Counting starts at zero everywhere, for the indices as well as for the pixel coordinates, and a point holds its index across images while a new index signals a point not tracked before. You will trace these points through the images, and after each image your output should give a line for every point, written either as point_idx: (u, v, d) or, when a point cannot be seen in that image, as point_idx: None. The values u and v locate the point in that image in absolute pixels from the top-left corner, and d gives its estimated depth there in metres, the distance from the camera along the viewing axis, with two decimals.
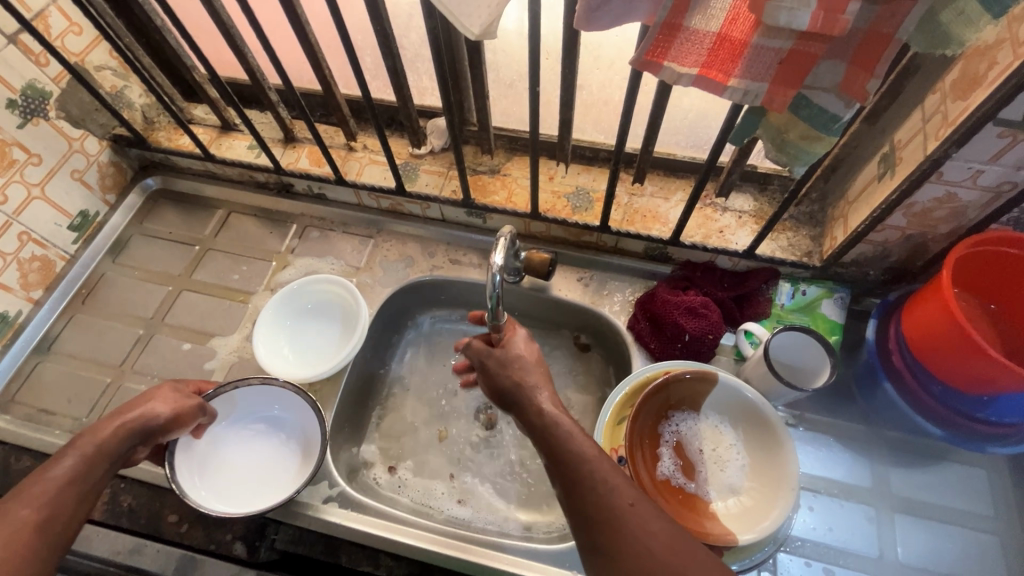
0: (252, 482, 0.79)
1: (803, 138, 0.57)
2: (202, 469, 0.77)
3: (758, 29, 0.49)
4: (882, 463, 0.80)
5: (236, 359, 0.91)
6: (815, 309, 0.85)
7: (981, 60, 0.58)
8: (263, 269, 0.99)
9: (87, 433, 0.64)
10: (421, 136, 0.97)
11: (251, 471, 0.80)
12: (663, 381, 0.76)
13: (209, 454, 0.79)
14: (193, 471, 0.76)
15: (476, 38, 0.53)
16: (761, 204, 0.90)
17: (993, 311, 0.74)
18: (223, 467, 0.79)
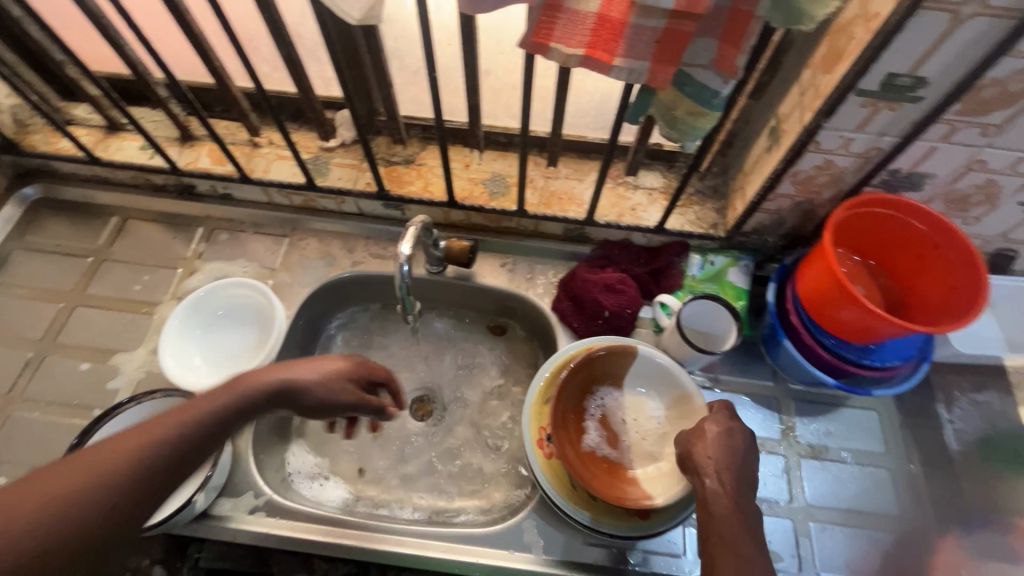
0: None
1: (689, 113, 0.60)
2: None
3: (634, 9, 0.50)
4: (788, 415, 0.86)
5: (144, 375, 0.85)
6: (723, 277, 0.90)
7: (841, 36, 0.63)
8: (168, 276, 0.93)
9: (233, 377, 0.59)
10: (330, 129, 0.94)
11: None
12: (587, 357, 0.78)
13: None
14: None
15: (356, 23, 0.51)
16: (669, 180, 0.94)
17: (872, 267, 0.82)
18: None
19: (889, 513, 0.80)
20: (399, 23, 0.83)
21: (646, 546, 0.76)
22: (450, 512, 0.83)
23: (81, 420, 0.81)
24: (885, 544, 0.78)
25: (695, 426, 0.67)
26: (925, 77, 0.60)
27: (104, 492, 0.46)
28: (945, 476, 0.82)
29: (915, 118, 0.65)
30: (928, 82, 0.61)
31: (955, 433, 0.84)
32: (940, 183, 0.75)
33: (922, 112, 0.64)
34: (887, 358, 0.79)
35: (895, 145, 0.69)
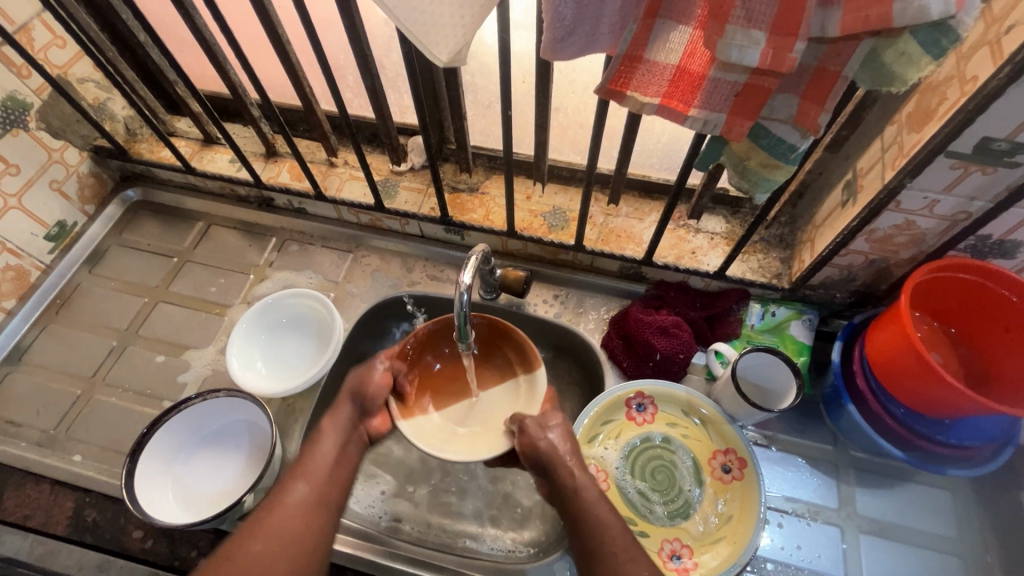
0: (216, 494, 0.80)
1: (763, 165, 0.60)
2: (168, 484, 0.78)
3: (715, 63, 0.50)
4: (847, 484, 0.81)
5: (211, 373, 0.90)
6: (784, 330, 0.87)
7: (932, 95, 0.60)
8: (241, 281, 0.99)
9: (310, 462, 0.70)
10: (401, 154, 0.98)
11: (215, 484, 0.81)
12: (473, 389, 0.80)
13: (176, 473, 0.80)
14: (159, 485, 0.77)
15: (445, 66, 0.53)
16: (732, 226, 0.92)
17: (953, 334, 0.77)
18: (189, 480, 0.80)
19: None
20: (476, 59, 0.86)
21: None
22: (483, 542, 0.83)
23: (152, 408, 0.87)
24: None
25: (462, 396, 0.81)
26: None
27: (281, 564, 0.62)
28: None
29: (1011, 184, 0.61)
30: None
31: None
32: None
33: (1019, 178, 0.60)
34: (964, 436, 0.73)
35: (986, 210, 0.65)
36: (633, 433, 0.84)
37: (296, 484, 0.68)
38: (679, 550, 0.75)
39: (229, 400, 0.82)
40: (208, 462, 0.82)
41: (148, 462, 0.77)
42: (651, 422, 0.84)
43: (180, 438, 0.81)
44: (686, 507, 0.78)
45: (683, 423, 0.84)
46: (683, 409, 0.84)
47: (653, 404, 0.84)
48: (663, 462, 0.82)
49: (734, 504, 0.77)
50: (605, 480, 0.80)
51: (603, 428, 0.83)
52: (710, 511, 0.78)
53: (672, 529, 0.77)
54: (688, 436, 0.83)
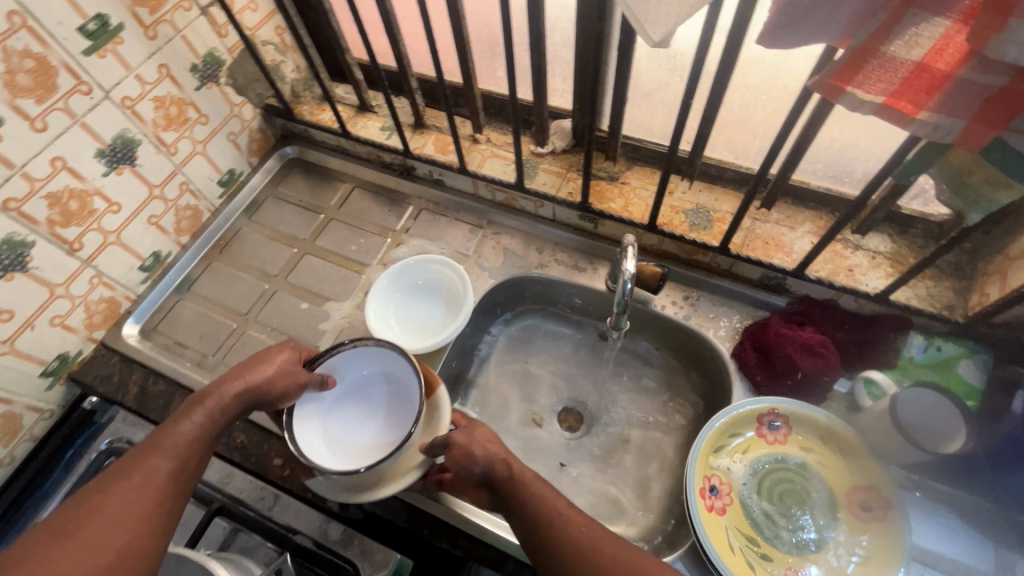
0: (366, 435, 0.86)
1: (988, 183, 0.54)
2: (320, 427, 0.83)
3: (970, 61, 0.45)
4: (1007, 549, 0.72)
5: (347, 325, 0.96)
6: (951, 368, 0.79)
7: None
8: (378, 243, 1.05)
9: (203, 394, 0.68)
10: (546, 136, 0.99)
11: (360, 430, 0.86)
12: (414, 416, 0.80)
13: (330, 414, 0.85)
14: (312, 428, 0.81)
15: (653, 46, 0.52)
16: (900, 247, 0.84)
17: None
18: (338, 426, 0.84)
19: None
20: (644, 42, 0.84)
21: None
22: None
23: None
24: None
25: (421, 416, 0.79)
26: None
27: (111, 540, 0.55)
28: None
29: None
30: None
31: None
32: None
33: None
34: None
35: None
36: (762, 451, 0.80)
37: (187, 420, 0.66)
38: None
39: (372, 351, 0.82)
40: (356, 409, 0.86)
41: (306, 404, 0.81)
42: (783, 443, 0.80)
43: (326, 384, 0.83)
44: (817, 539, 0.73)
45: (818, 449, 0.79)
46: (820, 435, 0.79)
47: (787, 424, 0.80)
48: (792, 485, 0.77)
49: (873, 547, 0.71)
50: (727, 494, 0.77)
51: (729, 441, 0.79)
52: (845, 547, 0.72)
53: (799, 559, 0.72)
54: (822, 463, 0.78)
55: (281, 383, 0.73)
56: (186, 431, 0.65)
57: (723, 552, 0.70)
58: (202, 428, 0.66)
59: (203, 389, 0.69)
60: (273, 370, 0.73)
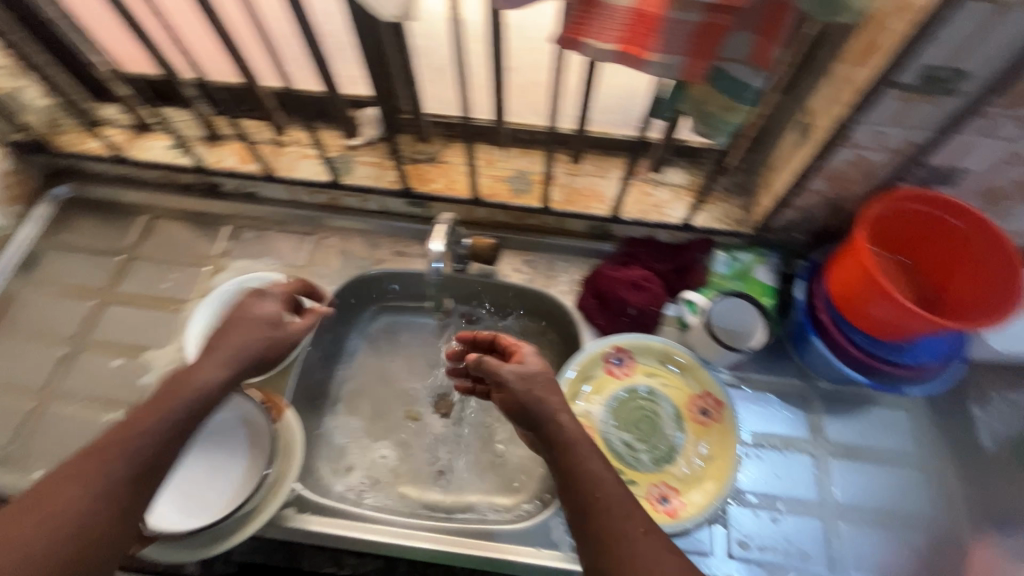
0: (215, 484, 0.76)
1: (722, 109, 0.61)
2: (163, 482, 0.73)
3: (671, 3, 0.50)
4: (816, 414, 0.85)
5: (175, 371, 0.86)
6: (748, 274, 0.89)
7: (877, 29, 0.62)
8: (196, 274, 0.94)
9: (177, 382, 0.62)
10: (354, 127, 0.95)
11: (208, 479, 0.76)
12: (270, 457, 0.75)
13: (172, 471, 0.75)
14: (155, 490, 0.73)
15: (393, 20, 0.52)
16: (694, 176, 0.93)
17: (905, 264, 0.80)
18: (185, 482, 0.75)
19: (920, 514, 0.79)
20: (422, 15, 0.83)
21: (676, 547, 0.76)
22: (484, 512, 0.85)
23: (115, 415, 0.83)
24: (919, 545, 0.77)
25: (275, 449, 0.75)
26: (963, 71, 0.60)
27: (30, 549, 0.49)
28: (977, 480, 0.81)
29: (950, 113, 0.64)
30: (966, 75, 0.60)
31: (989, 432, 0.83)
32: (977, 179, 0.73)
33: (960, 105, 0.63)
34: (918, 355, 0.77)
35: (930, 139, 0.68)
36: (614, 387, 0.85)
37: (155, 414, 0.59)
38: (667, 492, 0.78)
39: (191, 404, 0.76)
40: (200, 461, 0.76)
41: None
42: (631, 374, 0.86)
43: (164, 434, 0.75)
44: (670, 452, 0.81)
45: (659, 372, 0.86)
46: (658, 359, 0.87)
47: (630, 358, 0.86)
48: (643, 410, 0.84)
49: (714, 444, 0.80)
50: (590, 436, 0.82)
51: (584, 386, 0.84)
52: (692, 451, 0.81)
53: (659, 473, 0.79)
54: (666, 384, 0.86)
55: (265, 342, 0.69)
56: (158, 426, 0.58)
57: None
58: (169, 422, 0.59)
59: (174, 376, 0.63)
60: (245, 336, 0.68)
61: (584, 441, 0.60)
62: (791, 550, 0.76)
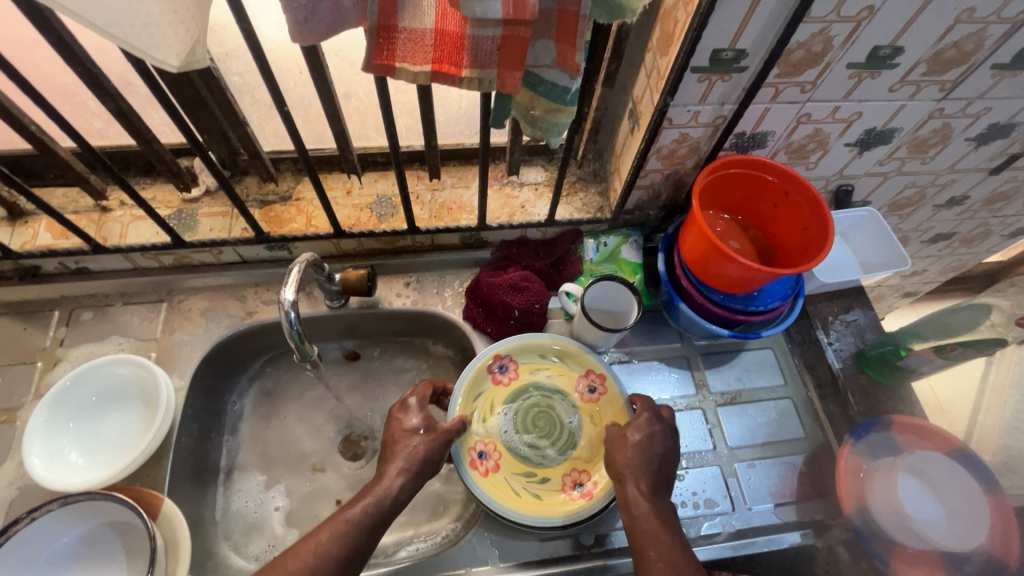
0: None
1: (547, 111, 0.62)
2: None
3: (468, 22, 0.51)
4: (698, 370, 0.93)
5: (18, 492, 0.74)
6: (618, 256, 0.95)
7: (668, 20, 0.68)
8: (26, 373, 0.82)
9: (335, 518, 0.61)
10: (189, 178, 0.87)
11: None
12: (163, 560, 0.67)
13: None
14: None
15: (178, 69, 0.47)
16: (551, 173, 0.97)
17: (740, 221, 0.90)
18: None
19: (796, 438, 0.89)
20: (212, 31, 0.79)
21: (600, 527, 0.79)
22: (418, 541, 0.83)
23: None
24: (800, 465, 0.87)
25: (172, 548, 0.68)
26: (743, 49, 0.67)
27: None
28: (835, 395, 0.92)
29: (744, 86, 0.73)
30: (747, 53, 0.68)
31: (837, 352, 0.95)
32: (780, 138, 0.83)
33: (749, 79, 0.71)
34: (768, 301, 0.86)
35: (734, 111, 0.76)
36: (505, 394, 0.86)
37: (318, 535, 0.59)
38: (579, 477, 0.81)
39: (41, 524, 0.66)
40: None
41: None
42: (517, 377, 0.87)
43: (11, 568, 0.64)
44: (572, 438, 0.84)
45: (544, 366, 0.88)
46: (539, 355, 0.88)
47: (513, 363, 0.87)
48: (538, 406, 0.86)
49: (608, 418, 0.84)
50: (495, 451, 0.82)
51: (477, 405, 0.84)
52: (592, 429, 0.85)
53: (567, 463, 0.83)
54: (551, 375, 0.88)
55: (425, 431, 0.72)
56: (328, 550, 0.58)
57: (507, 502, 0.77)
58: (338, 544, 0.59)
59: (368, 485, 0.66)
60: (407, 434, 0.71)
61: (638, 473, 0.68)
62: (698, 501, 0.82)
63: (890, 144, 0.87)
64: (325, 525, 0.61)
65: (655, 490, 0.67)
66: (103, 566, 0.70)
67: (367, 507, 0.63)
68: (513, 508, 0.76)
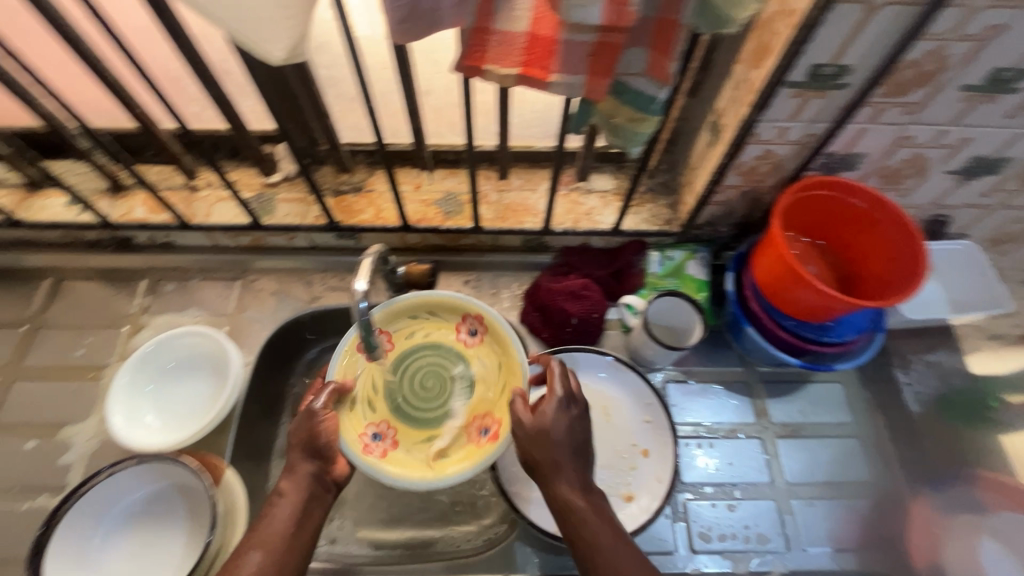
0: (149, 563, 0.71)
1: (630, 120, 0.61)
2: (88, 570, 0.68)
3: (563, 26, 0.50)
4: (759, 397, 0.88)
5: (99, 445, 0.80)
6: (682, 271, 0.92)
7: (766, 31, 0.64)
8: (113, 336, 0.88)
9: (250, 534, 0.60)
10: (271, 164, 0.91)
11: (142, 557, 0.71)
12: (226, 523, 0.70)
13: (99, 556, 0.70)
14: None
15: (281, 63, 0.50)
16: (620, 181, 0.95)
17: (821, 245, 0.85)
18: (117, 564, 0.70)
19: (862, 480, 0.83)
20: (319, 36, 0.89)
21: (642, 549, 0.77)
22: (456, 541, 0.83)
23: (33, 503, 0.76)
24: (864, 510, 0.81)
25: (232, 512, 0.71)
26: (846, 65, 0.63)
27: None
28: (909, 439, 0.86)
29: (842, 104, 0.68)
30: (850, 70, 0.63)
31: (915, 395, 0.88)
32: (873, 161, 0.78)
33: (848, 97, 0.67)
34: (843, 332, 0.81)
35: (827, 130, 0.72)
36: (386, 368, 0.73)
37: (253, 553, 0.58)
38: (487, 425, 0.70)
39: (116, 479, 0.70)
40: (132, 540, 0.72)
41: (64, 546, 0.66)
42: (392, 346, 0.74)
43: (87, 520, 0.69)
44: (468, 385, 0.73)
45: (419, 327, 0.76)
46: (414, 317, 0.76)
47: (388, 338, 0.74)
48: (419, 362, 0.74)
49: (491, 358, 0.74)
50: (392, 431, 0.70)
51: (360, 404, 0.70)
52: (500, 376, 0.73)
53: (472, 414, 0.72)
54: (428, 332, 0.76)
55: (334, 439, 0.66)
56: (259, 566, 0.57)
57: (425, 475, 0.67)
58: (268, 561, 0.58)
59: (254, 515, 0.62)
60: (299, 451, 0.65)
61: (568, 468, 0.62)
62: (750, 536, 0.79)
63: (999, 175, 0.80)
64: (252, 541, 0.59)
65: (587, 477, 0.64)
66: (164, 528, 0.73)
67: (297, 507, 0.62)
68: (433, 480, 0.66)
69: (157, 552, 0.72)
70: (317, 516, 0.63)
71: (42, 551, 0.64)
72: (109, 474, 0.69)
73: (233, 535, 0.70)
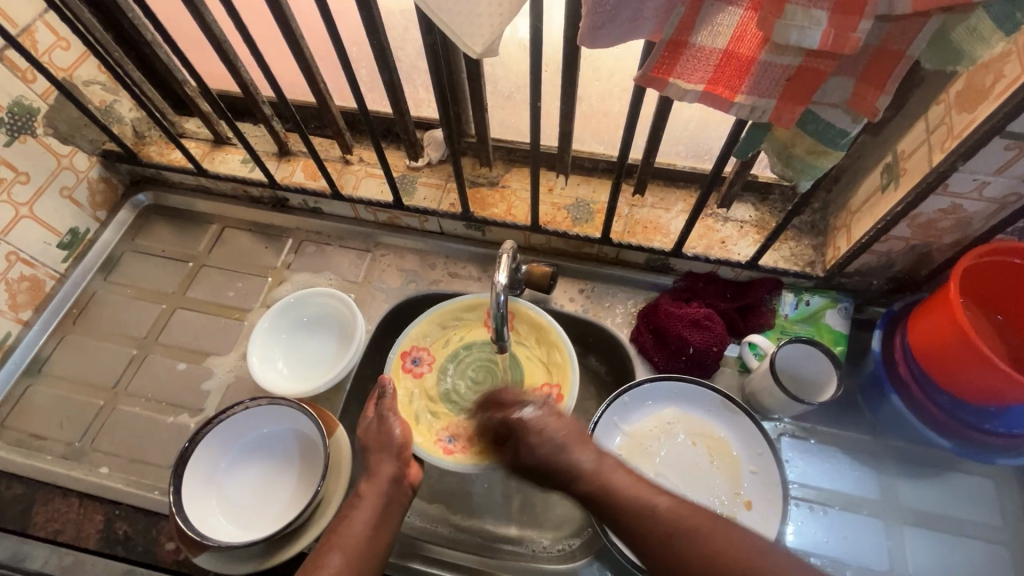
0: (262, 495, 0.78)
1: (810, 152, 0.57)
2: (214, 487, 0.76)
3: (766, 46, 0.48)
4: (888, 474, 0.79)
5: (235, 378, 0.89)
6: (819, 319, 0.86)
7: (985, 73, 0.57)
8: (259, 284, 0.97)
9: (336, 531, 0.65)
10: (418, 149, 0.96)
11: (257, 489, 0.78)
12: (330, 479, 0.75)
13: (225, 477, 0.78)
14: (205, 496, 0.74)
15: (478, 57, 0.51)
16: (762, 213, 0.90)
17: (999, 321, 0.74)
18: (237, 489, 0.77)
19: None
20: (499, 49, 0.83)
21: None
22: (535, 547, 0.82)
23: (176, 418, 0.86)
24: None
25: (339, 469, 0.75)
26: None
27: None
28: None
29: None
30: None
31: None
32: None
33: None
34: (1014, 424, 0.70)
35: None
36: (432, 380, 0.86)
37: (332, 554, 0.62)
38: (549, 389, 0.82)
39: (251, 412, 0.78)
40: (252, 470, 0.79)
41: (202, 461, 0.75)
42: (432, 360, 0.87)
43: (222, 442, 0.77)
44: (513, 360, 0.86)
45: (451, 334, 0.88)
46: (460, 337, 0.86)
47: (423, 351, 0.87)
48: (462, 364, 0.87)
49: (524, 327, 0.87)
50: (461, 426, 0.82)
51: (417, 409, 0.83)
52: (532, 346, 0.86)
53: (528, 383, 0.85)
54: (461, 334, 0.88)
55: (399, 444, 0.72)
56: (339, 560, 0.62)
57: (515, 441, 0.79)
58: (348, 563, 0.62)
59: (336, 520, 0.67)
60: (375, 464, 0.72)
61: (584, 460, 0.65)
62: None
63: None
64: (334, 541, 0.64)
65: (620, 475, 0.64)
66: (280, 467, 0.79)
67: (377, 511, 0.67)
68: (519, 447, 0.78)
69: (270, 487, 0.79)
70: (395, 517, 0.68)
71: (185, 460, 0.73)
72: (245, 407, 0.77)
73: (336, 491, 0.74)
